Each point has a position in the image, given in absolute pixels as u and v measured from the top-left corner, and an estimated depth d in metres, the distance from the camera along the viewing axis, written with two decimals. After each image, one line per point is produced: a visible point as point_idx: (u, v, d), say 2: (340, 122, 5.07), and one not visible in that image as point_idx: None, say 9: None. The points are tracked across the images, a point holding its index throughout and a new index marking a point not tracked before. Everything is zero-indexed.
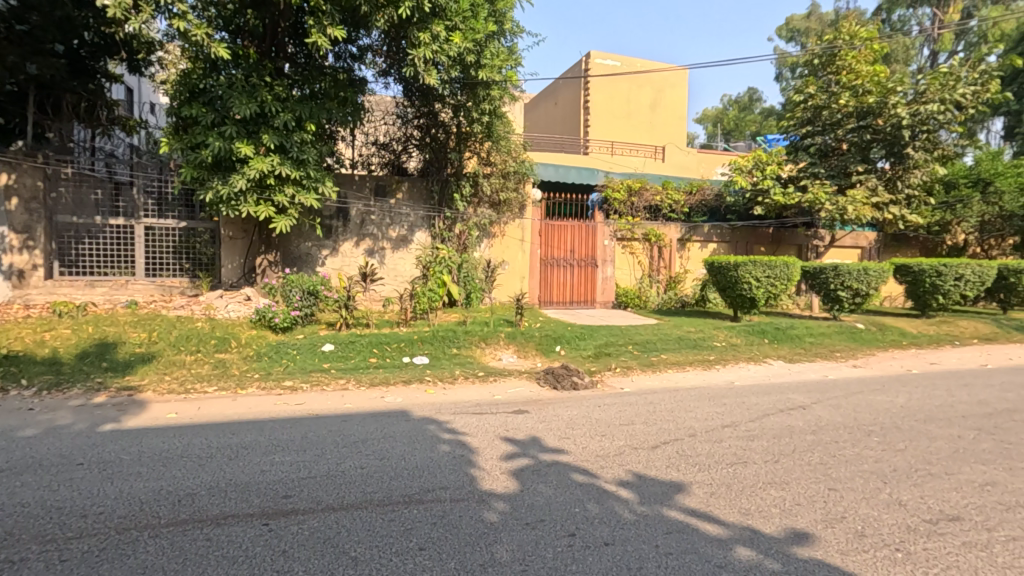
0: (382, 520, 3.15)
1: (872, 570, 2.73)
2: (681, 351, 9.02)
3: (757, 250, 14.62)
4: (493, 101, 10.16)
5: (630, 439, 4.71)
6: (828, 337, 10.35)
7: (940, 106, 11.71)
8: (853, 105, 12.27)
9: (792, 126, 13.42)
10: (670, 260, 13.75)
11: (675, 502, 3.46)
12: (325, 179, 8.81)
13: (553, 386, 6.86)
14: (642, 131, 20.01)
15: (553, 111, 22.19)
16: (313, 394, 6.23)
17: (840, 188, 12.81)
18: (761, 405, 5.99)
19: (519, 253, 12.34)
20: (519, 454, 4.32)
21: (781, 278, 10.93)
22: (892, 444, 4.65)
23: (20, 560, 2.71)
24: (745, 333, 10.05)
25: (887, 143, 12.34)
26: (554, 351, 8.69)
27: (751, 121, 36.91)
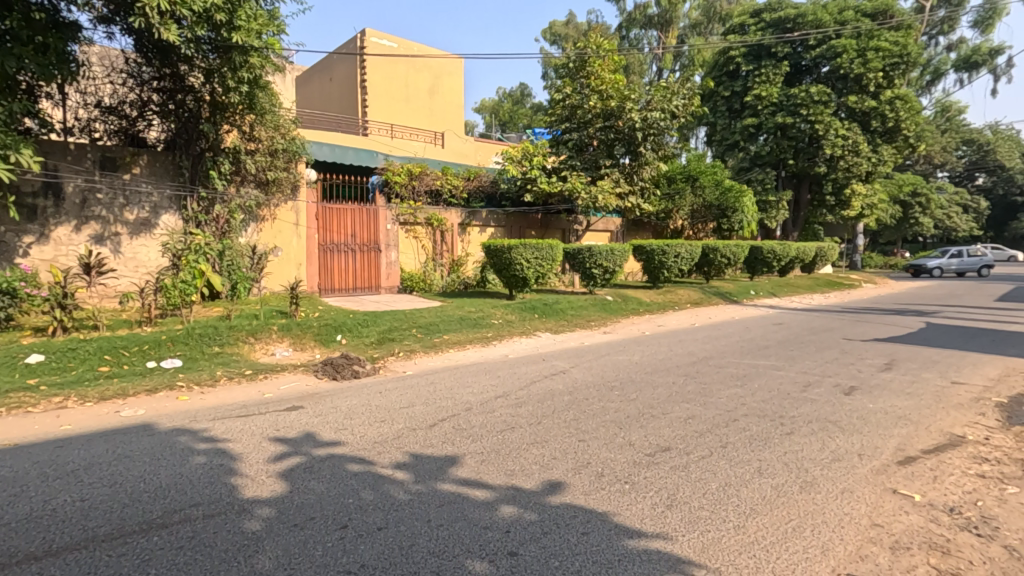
0: (110, 558, 2.64)
1: (607, 503, 3.24)
2: (461, 331, 9.45)
3: (529, 234, 16.00)
4: (253, 69, 8.96)
5: (410, 421, 4.77)
6: (585, 309, 11.89)
7: (661, 114, 14.20)
8: (599, 106, 14.23)
9: (555, 121, 14.97)
10: (452, 244, 14.21)
11: (448, 475, 3.63)
12: (20, 145, 6.88)
13: (332, 377, 6.57)
14: (422, 116, 20.09)
15: (328, 88, 20.85)
16: (13, 419, 4.91)
17: (594, 179, 14.76)
18: (529, 374, 6.63)
19: (294, 239, 11.41)
20: (290, 453, 4.04)
21: (546, 259, 12.19)
22: (627, 395, 5.59)
23: None
24: (519, 311, 10.99)
25: (625, 142, 14.53)
26: (335, 340, 8.30)
27: (523, 115, 39.99)
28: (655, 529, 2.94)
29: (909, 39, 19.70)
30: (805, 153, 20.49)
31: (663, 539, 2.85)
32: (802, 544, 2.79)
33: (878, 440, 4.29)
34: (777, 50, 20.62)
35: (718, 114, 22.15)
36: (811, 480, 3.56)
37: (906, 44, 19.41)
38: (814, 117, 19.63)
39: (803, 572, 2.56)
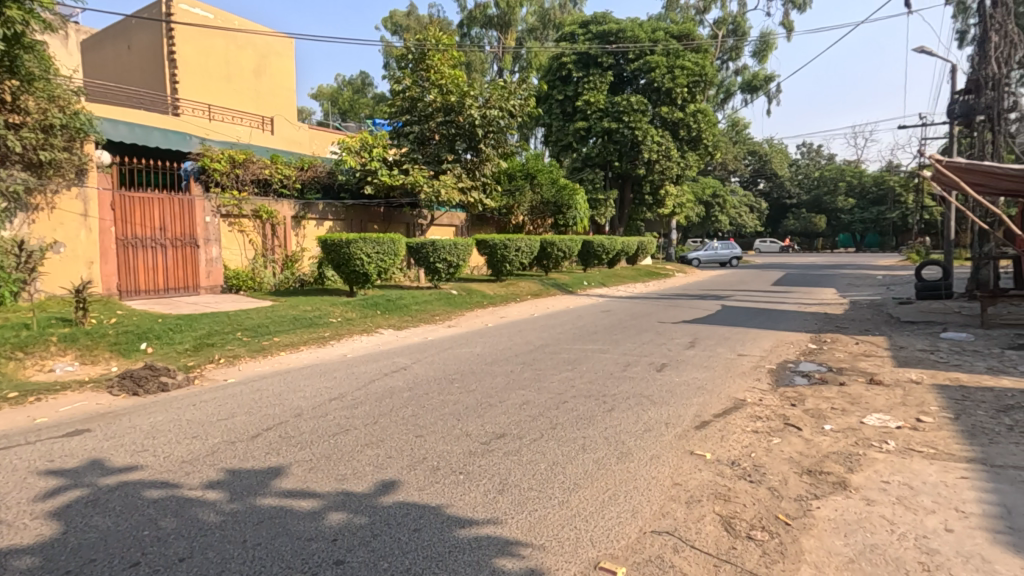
0: None
1: (440, 496, 3.23)
2: (295, 332, 8.79)
3: (371, 228, 15.45)
4: (12, 25, 7.54)
5: (228, 434, 4.30)
6: (429, 304, 11.82)
7: (500, 112, 14.58)
8: (440, 101, 14.16)
9: (394, 113, 14.63)
10: (285, 239, 13.15)
11: (269, 488, 3.33)
12: None
13: (132, 393, 5.65)
14: (247, 99, 18.23)
15: (126, 58, 17.88)
16: None
17: (436, 173, 14.72)
18: (368, 373, 6.39)
19: (82, 232, 9.61)
20: (67, 486, 3.38)
21: (388, 254, 11.87)
22: (466, 387, 5.67)
23: None
24: (360, 308, 10.58)
25: (466, 138, 14.66)
26: (138, 350, 7.17)
27: (365, 105, 38.50)
28: (486, 515, 3.01)
29: (706, 62, 22.82)
30: (627, 156, 22.66)
31: (494, 524, 2.93)
32: (616, 510, 3.07)
33: (681, 409, 4.90)
34: (603, 61, 22.62)
35: (553, 116, 23.51)
36: (626, 451, 3.93)
37: (703, 66, 22.49)
38: (634, 124, 21.84)
39: (616, 535, 2.81)
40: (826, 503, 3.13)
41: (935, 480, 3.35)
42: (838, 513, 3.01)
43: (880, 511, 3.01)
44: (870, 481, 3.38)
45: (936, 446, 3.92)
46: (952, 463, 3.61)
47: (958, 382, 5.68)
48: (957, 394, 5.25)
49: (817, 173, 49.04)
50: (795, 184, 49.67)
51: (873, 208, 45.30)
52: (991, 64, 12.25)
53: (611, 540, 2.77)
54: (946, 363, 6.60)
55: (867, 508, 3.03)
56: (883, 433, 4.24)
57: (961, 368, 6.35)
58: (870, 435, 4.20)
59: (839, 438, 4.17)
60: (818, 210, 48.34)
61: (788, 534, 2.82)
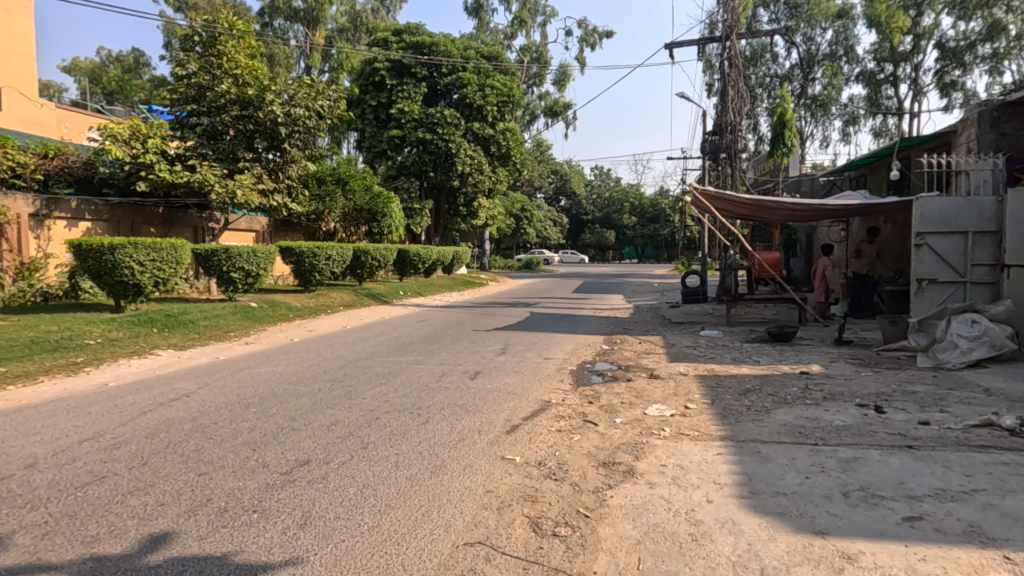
0: None
1: (227, 543, 2.80)
2: (32, 359, 6.97)
3: (146, 231, 13.16)
4: None
5: None
6: (222, 318, 10.44)
7: (306, 112, 13.50)
8: (234, 92, 12.71)
9: (177, 101, 12.82)
10: (19, 243, 10.46)
11: None
12: None
13: None
14: None
15: None
16: None
17: (230, 172, 13.13)
18: (137, 404, 5.32)
19: None
20: None
21: (169, 262, 10.20)
22: (265, 411, 5.08)
23: None
24: (129, 326, 8.87)
25: (267, 136, 13.33)
26: None
27: (138, 88, 32.73)
28: (283, 557, 2.68)
29: (513, 84, 24.31)
30: (442, 167, 22.95)
31: (293, 565, 2.62)
32: (429, 528, 2.99)
33: (494, 415, 5.03)
34: (416, 71, 22.69)
35: (366, 121, 22.78)
36: (439, 463, 3.89)
37: (511, 88, 23.95)
38: (447, 136, 22.25)
39: (428, 554, 2.73)
40: (618, 491, 3.46)
41: (699, 459, 3.94)
42: (627, 499, 3.35)
43: (660, 492, 3.42)
44: (652, 466, 3.84)
45: (699, 429, 4.63)
46: (711, 442, 4.29)
47: (713, 372, 6.83)
48: (712, 382, 6.31)
49: (608, 194, 55.60)
50: (590, 203, 55.57)
51: (650, 226, 52.94)
52: (729, 113, 15.19)
53: (423, 561, 2.68)
54: (705, 357, 7.92)
55: (650, 492, 3.43)
56: (661, 421, 4.88)
57: (715, 360, 7.66)
58: (651, 424, 4.80)
59: (628, 429, 4.68)
60: (609, 226, 54.83)
61: (587, 526, 3.03)
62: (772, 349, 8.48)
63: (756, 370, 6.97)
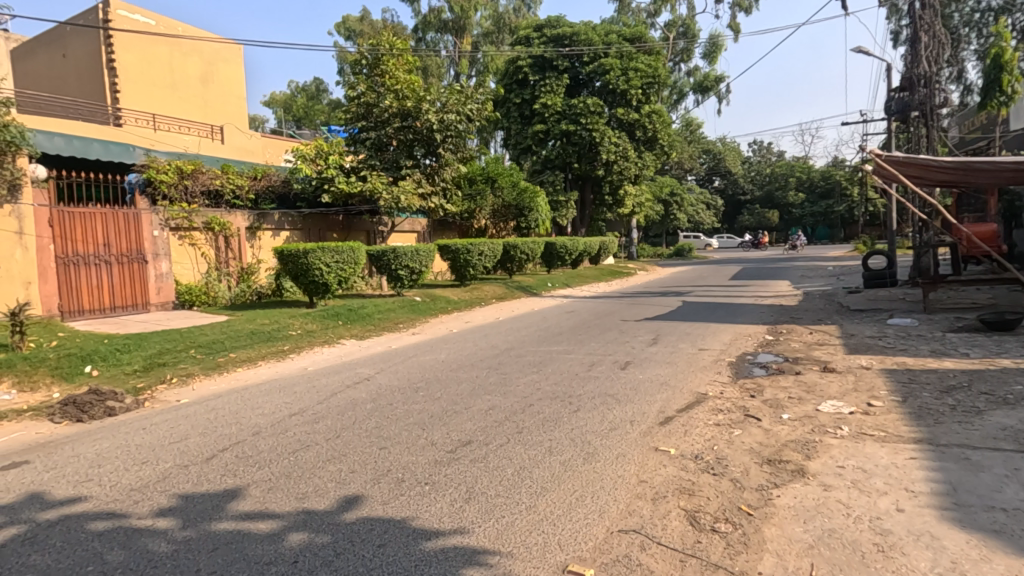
0: None
1: (405, 509, 3.17)
2: (252, 346, 8.52)
3: (330, 237, 15.16)
4: None
5: (180, 457, 4.11)
6: (392, 312, 11.64)
7: (457, 117, 14.52)
8: (396, 106, 14.00)
9: (350, 119, 14.40)
10: (239, 251, 12.73)
11: (225, 512, 3.19)
12: None
13: (77, 420, 5.32)
14: (195, 107, 17.53)
15: (59, 66, 16.85)
16: None
17: (395, 179, 14.53)
18: (330, 386, 6.21)
19: (17, 252, 8.96)
20: (3, 524, 3.15)
21: (349, 263, 11.63)
22: (431, 395, 5.58)
23: None
24: (321, 319, 10.33)
25: (425, 142, 14.55)
26: (82, 373, 6.79)
27: (321, 112, 37.65)
28: (453, 525, 2.96)
29: (658, 64, 23.39)
30: (586, 158, 22.89)
31: (460, 534, 2.88)
32: (583, 512, 3.06)
33: (646, 405, 4.95)
34: (558, 64, 22.83)
35: (512, 120, 23.62)
36: (592, 450, 3.95)
37: (656, 68, 23.06)
38: (591, 126, 22.12)
39: (583, 537, 2.81)
40: (785, 491, 3.21)
41: (886, 463, 3.48)
42: (797, 500, 3.09)
43: (836, 496, 3.10)
44: (826, 467, 3.49)
45: (886, 429, 4.08)
46: (902, 444, 3.76)
47: (905, 366, 5.94)
48: (903, 377, 5.48)
49: (769, 170, 50.86)
50: (748, 181, 51.20)
51: (822, 202, 47.30)
52: (922, 63, 12.91)
53: (579, 542, 2.76)
54: (893, 348, 6.92)
55: (824, 494, 3.12)
56: (838, 419, 4.39)
57: (907, 352, 6.64)
58: (825, 421, 4.34)
59: (797, 426, 4.29)
60: (771, 205, 50.04)
61: (750, 524, 2.87)
62: (986, 339, 7.10)
63: (963, 364, 5.90)
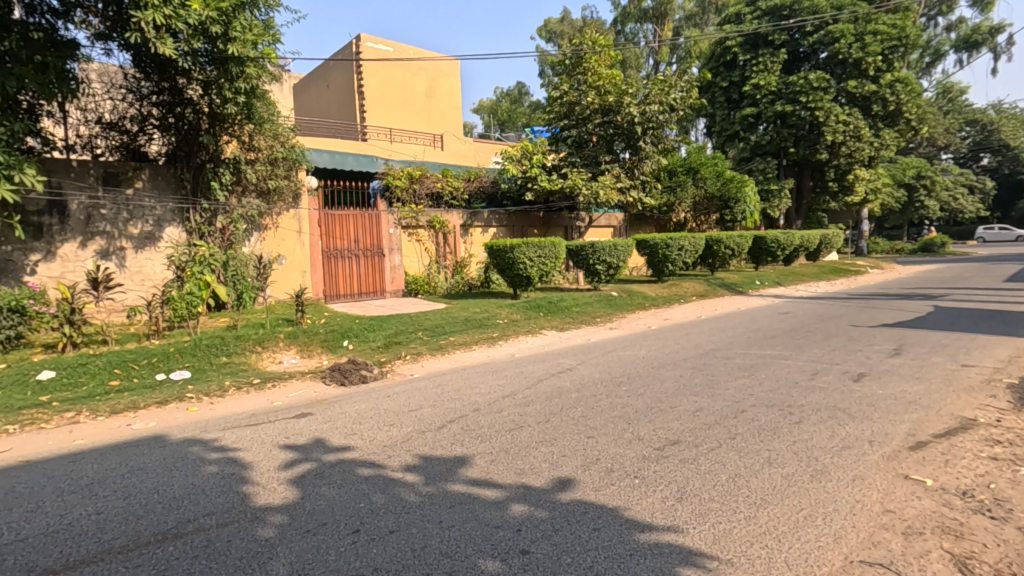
0: (127, 568, 2.67)
1: (617, 498, 3.25)
2: (467, 332, 9.49)
3: (531, 232, 15.99)
4: (249, 79, 9.00)
5: (418, 423, 4.79)
6: (590, 306, 11.86)
7: (660, 107, 14.18)
8: (597, 102, 14.12)
9: (553, 119, 14.87)
10: (455, 246, 14.19)
11: (458, 476, 3.64)
12: (23, 165, 6.92)
13: (341, 383, 6.55)
14: (421, 119, 20.02)
15: (325, 94, 20.73)
16: (25, 437, 4.89)
17: (594, 175, 14.73)
18: (536, 372, 6.62)
19: (297, 247, 11.35)
20: (301, 459, 4.06)
21: (550, 258, 12.16)
22: (634, 391, 5.57)
23: None
24: (524, 310, 10.98)
25: (625, 137, 14.47)
26: (341, 346, 8.30)
27: (522, 114, 39.85)
28: (666, 522, 2.95)
29: (906, 22, 19.66)
30: (806, 141, 20.33)
31: (674, 532, 2.85)
32: (815, 533, 2.79)
33: (889, 425, 4.27)
34: (774, 39, 20.57)
35: (717, 105, 22.10)
36: (821, 468, 3.55)
37: (904, 27, 19.40)
38: (813, 104, 19.52)
39: (817, 560, 2.56)
40: None
41: None
42: None
43: None
44: None
45: None
46: None
47: None
48: None
49: None
50: None
51: None
52: None
53: (811, 565, 2.53)
54: None
55: None
56: None
57: None
58: None
59: None
60: None
61: None
62: None
63: None
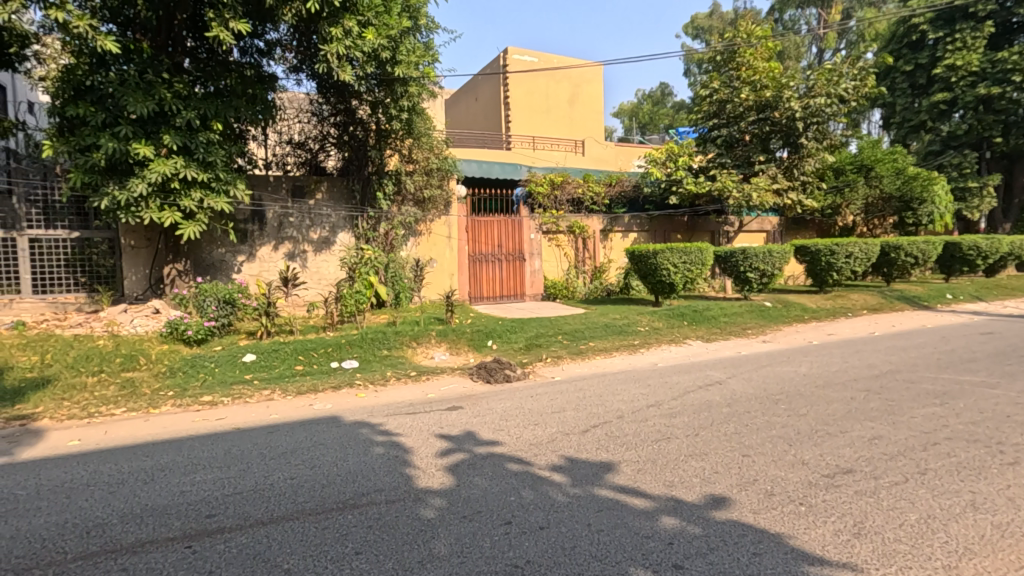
0: (316, 529, 3.08)
1: (779, 524, 3.00)
2: (607, 338, 9.40)
3: (674, 237, 15.36)
4: (412, 97, 9.87)
5: (562, 425, 4.87)
6: (739, 316, 11.08)
7: (827, 99, 12.81)
8: (753, 98, 13.15)
9: (701, 119, 14.18)
10: (594, 251, 14.13)
11: (604, 481, 3.63)
12: (236, 181, 8.29)
13: (487, 380, 6.89)
14: (563, 126, 20.31)
15: (474, 107, 21.95)
16: (234, 408, 5.86)
17: (746, 176, 13.77)
18: (682, 383, 6.34)
19: (447, 251, 12.15)
20: (455, 449, 4.35)
21: (696, 264, 11.58)
22: (796, 410, 5.09)
23: None
24: (666, 317, 10.55)
25: (784, 134, 13.35)
26: (486, 345, 8.71)
27: (665, 115, 38.52)
28: (840, 558, 2.66)
29: None
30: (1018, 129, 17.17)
31: (851, 570, 2.56)
32: None
33: None
34: (977, 11, 17.28)
35: (898, 93, 19.37)
36: None
37: None
38: None
39: None
40: None
41: None
42: None
43: None
44: None
45: None
46: None
47: None
48: None
49: None
50: None
51: None
52: None
53: None
54: None
55: None
56: None
57: None
58: None
59: None
60: None
61: None
62: None
63: None
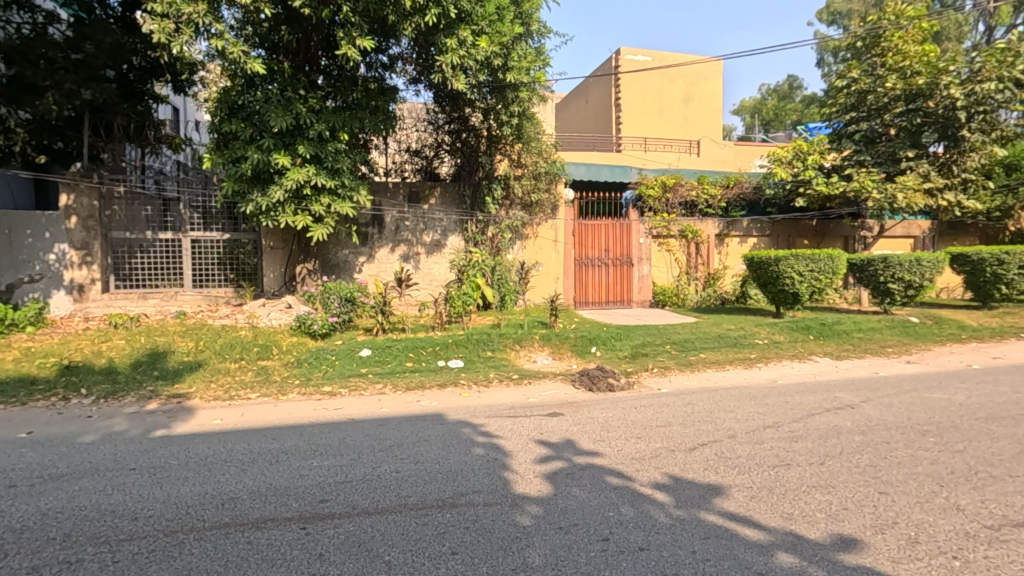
0: (416, 524, 3.16)
1: None
2: (720, 350, 8.81)
3: (800, 242, 14.09)
4: (522, 103, 10.02)
5: (668, 441, 4.61)
6: (877, 332, 9.86)
7: (996, 84, 11.10)
8: (900, 88, 11.69)
9: (835, 113, 12.85)
10: (708, 257, 13.35)
11: (713, 505, 3.37)
12: (359, 187, 8.91)
13: (589, 388, 6.74)
14: (676, 126, 19.49)
15: (584, 110, 21.79)
16: (350, 399, 6.29)
17: (890, 175, 12.27)
18: (807, 405, 5.73)
19: (552, 254, 12.13)
20: (554, 456, 4.29)
21: (826, 272, 10.48)
22: (949, 445, 4.38)
23: (98, 553, 2.88)
24: (789, 330, 9.68)
25: (939, 126, 11.69)
26: (589, 352, 8.56)
27: (792, 110, 35.48)
28: None
29: None
30: None
31: None
32: None
33: None
34: None
35: None
36: None
37: None
38: None
39: None
40: None
41: None
42: None
43: None
44: None
45: None
46: None
47: None
48: None
49: None
50: None
51: None
52: None
53: None
54: None
55: None
56: None
57: None
58: None
59: None
60: None
61: None
62: None
63: None
